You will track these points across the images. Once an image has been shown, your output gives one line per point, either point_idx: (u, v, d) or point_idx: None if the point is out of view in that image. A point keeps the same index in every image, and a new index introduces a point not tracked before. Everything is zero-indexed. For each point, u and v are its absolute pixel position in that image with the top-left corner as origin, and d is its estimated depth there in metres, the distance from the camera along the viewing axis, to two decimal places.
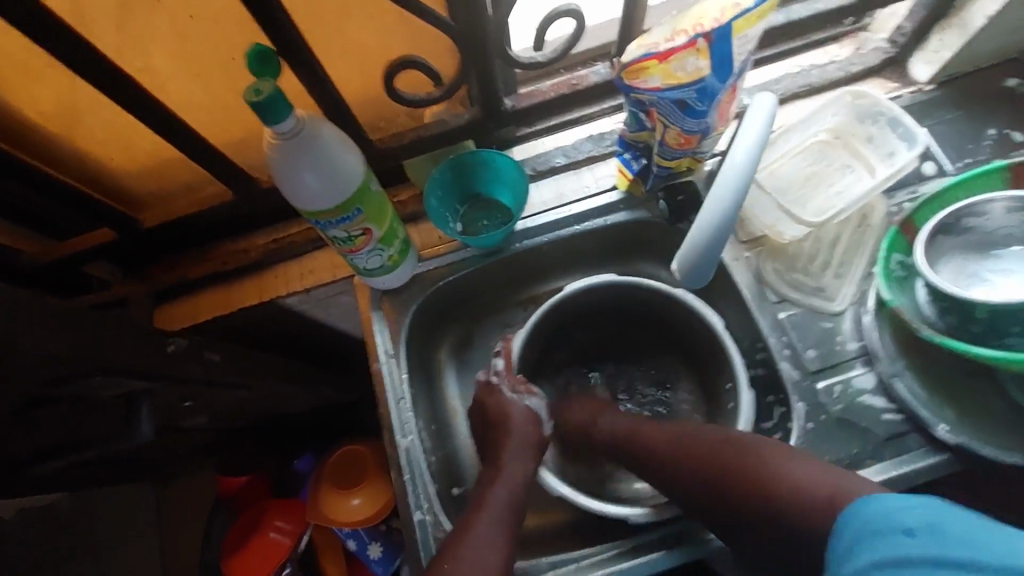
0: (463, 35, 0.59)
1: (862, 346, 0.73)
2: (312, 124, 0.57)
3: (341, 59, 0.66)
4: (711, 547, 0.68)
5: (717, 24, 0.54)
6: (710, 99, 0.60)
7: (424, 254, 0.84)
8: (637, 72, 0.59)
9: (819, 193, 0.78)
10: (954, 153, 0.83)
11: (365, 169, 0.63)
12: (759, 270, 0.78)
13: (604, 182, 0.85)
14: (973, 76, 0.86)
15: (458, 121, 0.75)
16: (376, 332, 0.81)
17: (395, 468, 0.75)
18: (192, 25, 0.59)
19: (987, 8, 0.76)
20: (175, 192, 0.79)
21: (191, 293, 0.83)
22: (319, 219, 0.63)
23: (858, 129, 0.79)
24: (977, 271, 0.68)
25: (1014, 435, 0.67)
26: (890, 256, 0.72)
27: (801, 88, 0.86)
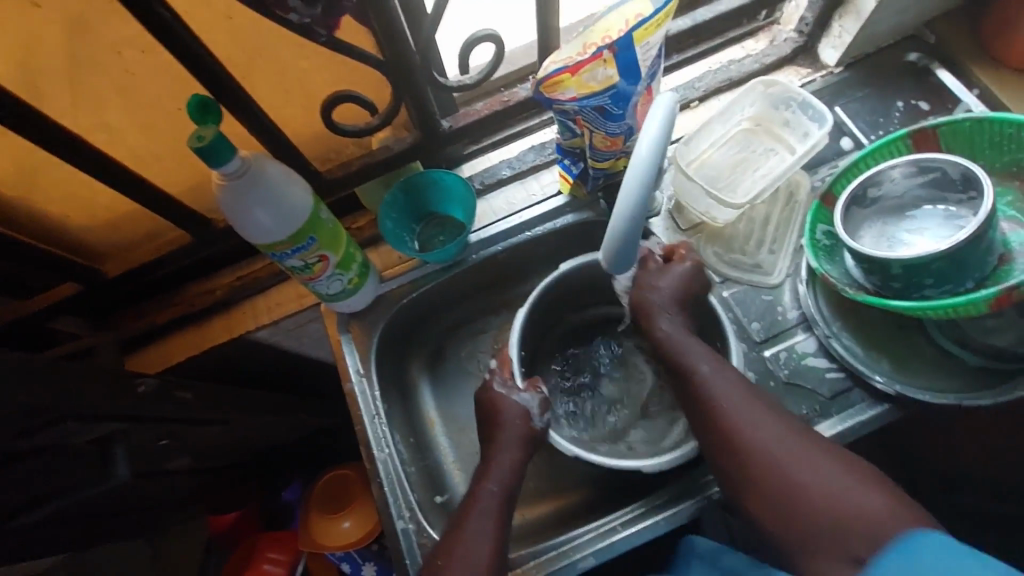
0: (390, 67, 0.64)
1: (801, 313, 0.78)
2: (255, 163, 0.60)
3: (285, 102, 0.71)
4: (679, 520, 0.71)
5: (620, 34, 0.59)
6: (624, 102, 0.65)
7: (386, 274, 0.87)
8: (553, 86, 0.63)
9: (748, 177, 0.83)
10: (868, 127, 0.89)
11: (313, 199, 0.67)
12: (700, 254, 0.83)
13: (548, 190, 0.90)
14: (877, 54, 0.93)
15: (401, 146, 0.79)
16: (346, 354, 0.84)
17: (376, 483, 0.78)
18: (135, 82, 0.63)
19: None
20: (137, 242, 0.81)
21: (163, 337, 0.86)
22: (274, 251, 0.66)
23: (775, 115, 0.85)
24: (894, 233, 0.73)
25: (949, 380, 0.71)
26: (815, 227, 0.77)
27: (722, 82, 0.93)
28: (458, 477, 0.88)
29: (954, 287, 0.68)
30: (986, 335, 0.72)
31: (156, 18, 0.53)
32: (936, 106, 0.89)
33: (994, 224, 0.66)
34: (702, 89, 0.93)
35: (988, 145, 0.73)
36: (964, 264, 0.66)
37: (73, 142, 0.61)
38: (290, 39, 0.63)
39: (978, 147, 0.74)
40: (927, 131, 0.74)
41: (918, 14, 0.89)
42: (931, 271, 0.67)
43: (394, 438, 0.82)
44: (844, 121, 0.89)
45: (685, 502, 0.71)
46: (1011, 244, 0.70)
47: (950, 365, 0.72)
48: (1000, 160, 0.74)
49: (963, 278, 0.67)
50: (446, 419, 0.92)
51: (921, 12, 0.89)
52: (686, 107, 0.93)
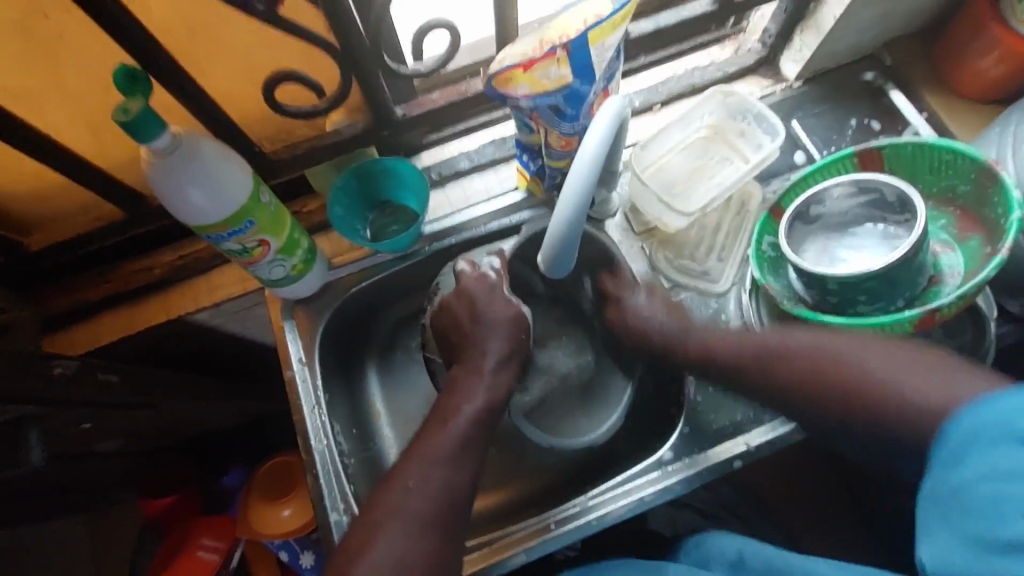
0: (337, 48, 0.61)
1: (743, 322, 0.80)
2: (188, 140, 0.58)
3: (228, 79, 0.67)
4: (612, 519, 0.72)
5: (576, 34, 0.59)
6: (578, 103, 0.65)
7: (335, 262, 0.86)
8: (506, 82, 0.62)
9: (702, 184, 0.84)
10: (821, 143, 0.91)
11: (254, 182, 0.64)
12: (651, 258, 0.84)
13: (506, 184, 0.90)
14: (836, 71, 0.95)
15: (353, 132, 0.77)
16: (288, 340, 0.82)
17: (312, 473, 0.77)
18: (62, 49, 0.59)
19: (834, 12, 0.82)
20: (67, 216, 0.77)
21: (96, 315, 0.82)
22: (210, 233, 0.64)
23: (732, 124, 0.86)
24: (835, 249, 0.75)
25: None
26: (762, 239, 0.78)
27: (685, 88, 0.93)
28: None
29: (885, 305, 0.70)
30: None
31: None
32: (888, 126, 0.91)
33: (925, 246, 0.68)
34: (664, 93, 0.93)
35: (927, 170, 0.75)
36: (895, 284, 0.69)
37: None
38: (233, 15, 0.60)
39: (918, 172, 0.75)
40: (873, 152, 0.75)
41: (877, 34, 0.90)
42: (864, 289, 0.69)
43: (334, 428, 0.80)
44: (799, 135, 0.91)
45: (618, 501, 0.72)
46: (942, 266, 0.73)
47: None
48: (937, 186, 0.75)
49: (894, 297, 0.70)
50: (391, 411, 0.91)
51: (879, 33, 0.91)
52: (648, 110, 0.93)
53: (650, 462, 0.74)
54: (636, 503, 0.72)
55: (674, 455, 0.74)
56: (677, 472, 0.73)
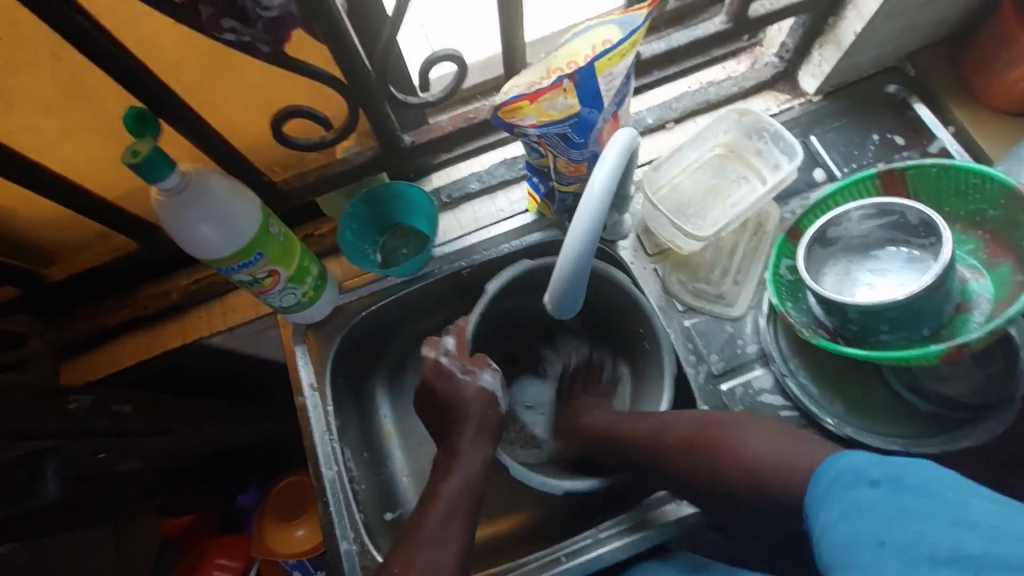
0: (344, 84, 0.61)
1: (760, 347, 0.78)
2: (197, 178, 0.58)
3: (238, 111, 0.68)
4: (624, 553, 0.70)
5: (584, 63, 0.58)
6: (587, 131, 0.64)
7: (346, 286, 0.86)
8: (512, 112, 0.61)
9: (717, 206, 0.82)
10: (842, 159, 0.88)
11: (262, 215, 0.65)
12: (664, 281, 0.82)
13: (517, 206, 0.89)
14: (856, 85, 0.92)
15: (363, 159, 0.77)
16: (300, 365, 0.82)
17: (323, 500, 0.77)
18: (76, 89, 0.60)
19: (854, 26, 0.79)
20: (85, 245, 0.79)
21: (114, 340, 0.84)
22: (220, 266, 0.64)
23: (747, 143, 0.84)
24: (856, 274, 0.73)
25: (899, 424, 0.71)
26: (779, 263, 0.76)
27: (699, 105, 0.91)
28: (412, 494, 0.87)
29: (909, 334, 0.68)
30: (938, 382, 0.71)
31: (85, 29, 0.50)
32: (912, 141, 0.88)
33: (952, 273, 0.65)
34: (678, 110, 0.91)
35: (953, 193, 0.72)
36: (920, 313, 0.66)
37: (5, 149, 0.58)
38: (240, 52, 0.61)
39: (943, 194, 0.72)
40: (896, 173, 0.73)
41: (901, 45, 0.87)
42: (887, 318, 0.66)
43: (345, 454, 0.81)
44: (818, 152, 0.88)
45: (630, 534, 0.71)
46: (971, 293, 0.69)
47: (902, 410, 0.72)
48: (963, 209, 0.72)
49: (919, 326, 0.67)
50: (403, 434, 0.91)
51: (902, 45, 0.87)
52: (661, 128, 0.91)
53: (663, 494, 0.72)
54: (649, 537, 0.70)
55: None
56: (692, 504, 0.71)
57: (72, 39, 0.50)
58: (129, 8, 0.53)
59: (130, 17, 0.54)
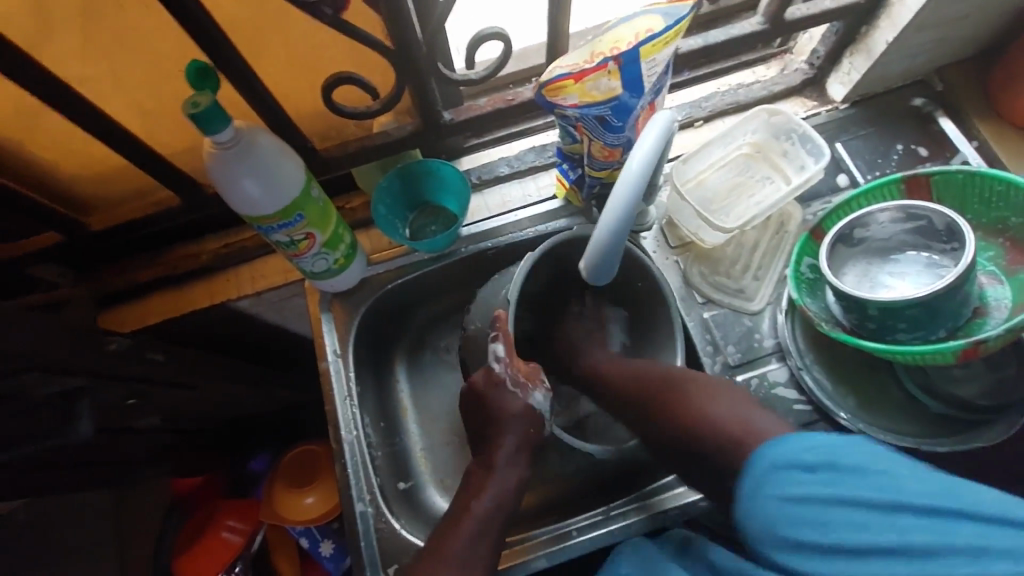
0: (396, 54, 0.63)
1: (777, 342, 0.79)
2: (249, 134, 0.60)
3: (287, 76, 0.70)
4: (631, 531, 0.72)
5: (628, 48, 0.60)
6: (625, 116, 0.66)
7: (374, 258, 0.88)
8: (556, 91, 0.64)
9: (742, 202, 0.84)
10: (866, 166, 0.90)
11: (305, 177, 0.67)
12: (686, 273, 0.84)
13: (544, 192, 0.91)
14: (883, 95, 0.94)
15: (401, 133, 0.79)
16: (325, 332, 0.84)
17: (340, 462, 0.79)
18: (139, 41, 0.62)
19: (886, 36, 0.81)
20: (127, 198, 0.81)
21: (145, 296, 0.86)
22: (261, 224, 0.67)
23: (774, 143, 0.85)
24: (876, 275, 0.74)
25: (913, 424, 0.73)
26: (800, 260, 0.77)
27: (729, 105, 0.93)
28: (424, 467, 0.89)
29: (926, 334, 0.69)
30: (952, 385, 0.73)
31: None
32: (936, 153, 0.90)
33: (972, 277, 0.67)
34: (707, 110, 0.93)
35: (977, 199, 0.73)
36: (939, 313, 0.67)
37: (66, 92, 0.59)
38: (296, 17, 0.63)
39: (968, 201, 0.73)
40: (921, 178, 0.74)
41: (930, 59, 0.89)
42: (905, 317, 0.68)
43: (364, 421, 0.82)
44: (843, 158, 0.90)
45: (642, 514, 0.73)
46: (988, 299, 0.71)
47: (914, 410, 0.73)
48: (986, 215, 0.73)
49: (935, 326, 0.69)
50: (418, 408, 0.92)
51: (931, 59, 0.89)
52: (690, 125, 0.93)
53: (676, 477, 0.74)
54: (660, 516, 0.72)
55: None
56: None
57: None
58: None
59: None
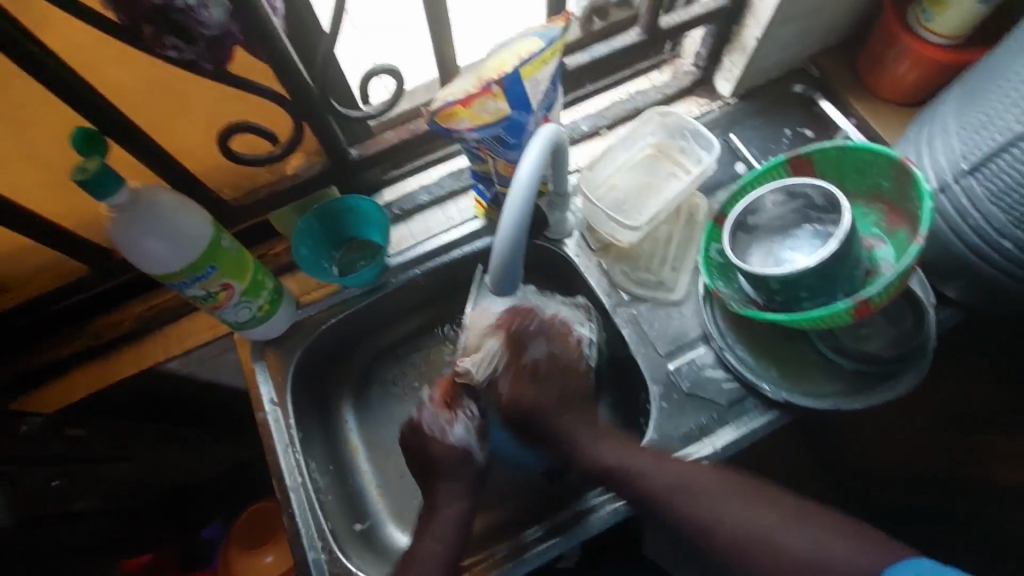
0: (287, 98, 0.64)
1: (700, 327, 0.83)
2: (145, 194, 0.60)
3: (184, 131, 0.70)
4: (586, 531, 0.73)
5: (509, 72, 0.63)
6: (519, 132, 0.69)
7: (302, 301, 0.87)
8: (448, 117, 0.66)
9: (650, 200, 0.89)
10: (760, 152, 0.96)
11: (214, 228, 0.67)
12: (610, 274, 0.87)
13: (465, 214, 0.93)
14: (767, 86, 1.01)
15: (312, 174, 0.80)
16: (260, 382, 0.83)
17: (288, 512, 0.77)
18: (20, 115, 0.61)
19: (754, 33, 0.88)
20: (30, 276, 0.77)
21: (65, 372, 0.83)
22: (173, 280, 0.66)
23: (672, 142, 0.91)
24: (779, 251, 0.79)
25: (830, 384, 0.78)
26: (709, 247, 0.82)
27: (628, 111, 0.99)
28: (382, 503, 0.88)
29: (827, 299, 0.74)
30: (861, 342, 0.79)
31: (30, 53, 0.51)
32: (820, 133, 0.97)
33: (855, 240, 0.73)
34: (609, 117, 0.98)
35: (854, 170, 0.79)
36: (834, 279, 0.73)
37: None
38: (183, 78, 0.63)
39: (845, 173, 0.80)
40: (803, 158, 0.80)
41: (801, 49, 0.97)
42: (805, 286, 0.73)
43: (310, 466, 0.81)
44: (739, 147, 0.97)
45: (600, 509, 0.74)
46: (878, 259, 0.77)
47: (831, 371, 0.79)
48: (865, 184, 0.80)
49: (834, 291, 0.74)
50: (368, 445, 0.91)
51: (802, 49, 0.97)
52: (596, 134, 0.98)
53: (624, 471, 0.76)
54: (612, 514, 0.74)
55: None
56: None
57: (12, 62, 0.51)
58: (73, 35, 0.56)
59: (75, 45, 0.56)
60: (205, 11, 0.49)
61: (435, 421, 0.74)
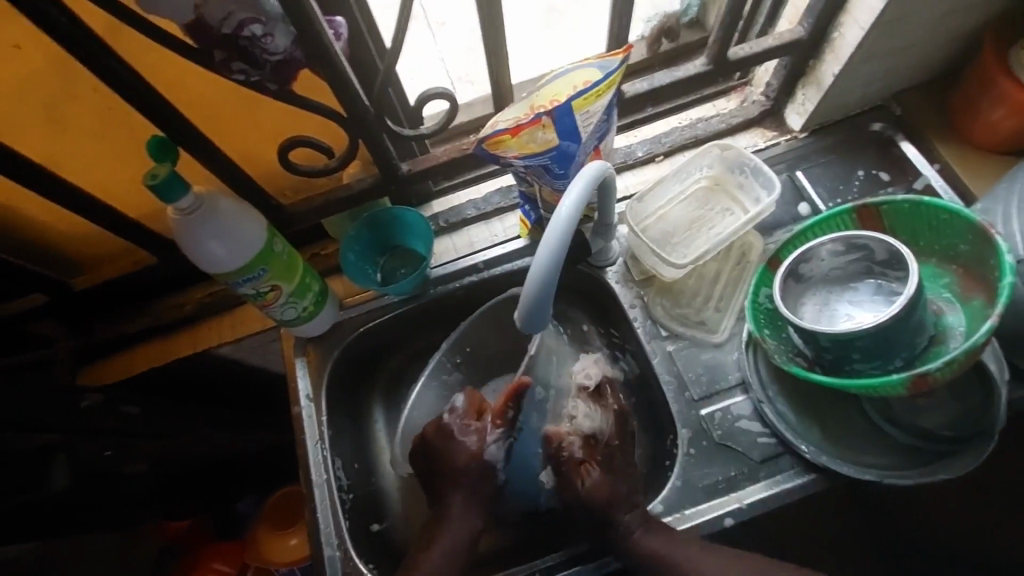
0: (346, 117, 0.66)
1: (741, 375, 0.80)
2: (207, 199, 0.64)
3: (248, 140, 0.74)
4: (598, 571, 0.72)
5: (560, 104, 0.63)
6: (567, 162, 0.68)
7: (347, 303, 0.90)
8: (495, 145, 0.66)
9: (701, 235, 0.85)
10: (827, 193, 0.91)
11: (268, 233, 0.70)
12: (650, 307, 0.85)
13: (510, 232, 0.94)
14: (843, 123, 0.94)
15: (363, 185, 0.82)
16: (299, 376, 0.87)
17: (311, 505, 0.81)
18: (105, 120, 0.67)
19: (832, 68, 0.83)
20: (103, 259, 0.85)
21: (130, 346, 0.90)
22: (226, 279, 0.70)
23: (730, 177, 0.88)
24: (835, 306, 0.74)
25: (877, 454, 0.73)
26: (759, 291, 0.77)
27: (688, 140, 0.96)
28: (400, 505, 0.90)
29: (883, 365, 0.69)
30: (915, 414, 0.73)
31: (113, 70, 0.56)
32: (898, 177, 0.90)
33: (921, 304, 0.67)
34: (667, 145, 0.96)
35: (926, 227, 0.74)
36: (893, 343, 0.67)
37: (41, 172, 0.65)
38: (249, 92, 0.67)
39: (917, 229, 0.74)
40: (872, 208, 0.75)
41: (886, 85, 0.90)
42: (859, 348, 0.67)
43: (336, 463, 0.84)
44: (804, 186, 0.91)
45: (607, 553, 0.73)
46: (944, 327, 0.71)
47: (879, 440, 0.74)
48: (939, 243, 0.74)
49: (891, 356, 0.68)
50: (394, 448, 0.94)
51: (886, 85, 0.90)
52: (651, 160, 0.96)
53: None
54: (622, 556, 0.72)
55: (665, 508, 0.74)
56: (667, 527, 0.73)
57: (98, 75, 0.56)
58: (152, 53, 0.60)
59: (150, 60, 0.61)
60: (270, 40, 0.53)
61: (462, 425, 0.76)
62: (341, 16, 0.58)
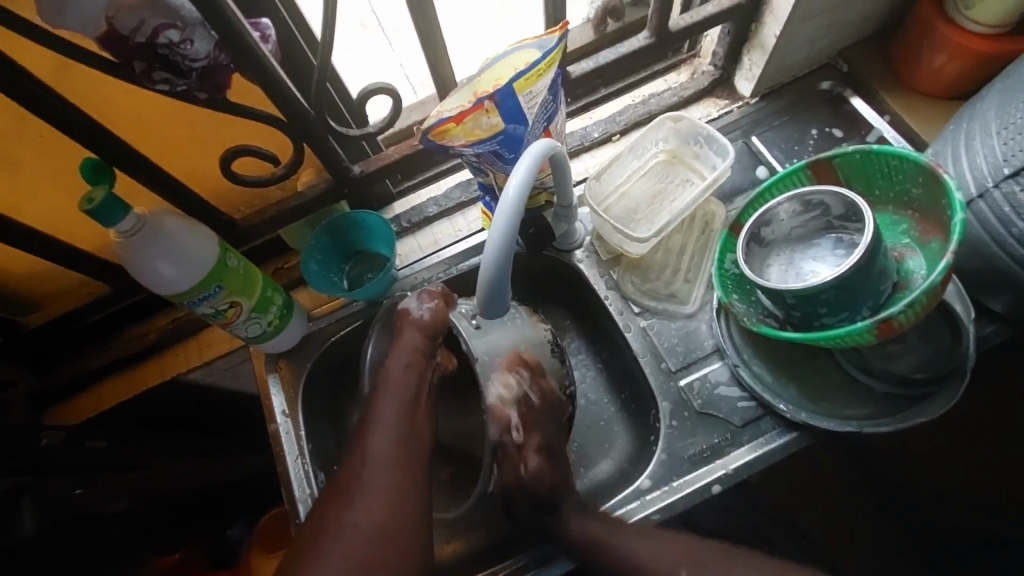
0: (283, 120, 0.65)
1: (715, 342, 0.80)
2: (151, 219, 0.63)
3: (192, 157, 0.72)
4: None
5: (501, 85, 0.62)
6: (516, 145, 0.68)
7: (316, 313, 0.89)
8: (441, 135, 0.65)
9: (663, 208, 0.85)
10: (783, 155, 0.91)
11: (219, 248, 0.68)
12: (620, 286, 0.84)
13: (474, 225, 0.93)
14: (793, 84, 0.95)
15: (317, 192, 0.80)
16: (272, 394, 0.85)
17: (296, 521, 0.79)
18: (39, 148, 0.65)
19: (773, 30, 0.83)
20: (56, 294, 0.83)
21: (97, 382, 0.88)
22: (182, 300, 0.68)
23: (686, 147, 0.88)
24: (799, 263, 0.74)
25: (854, 405, 0.73)
26: (724, 259, 0.77)
27: (642, 116, 0.95)
28: None
29: (850, 315, 0.69)
30: (887, 361, 0.74)
31: (34, 95, 0.54)
32: (851, 132, 0.91)
33: (881, 251, 0.67)
34: (622, 123, 0.95)
35: (880, 175, 0.75)
36: (858, 293, 0.67)
37: None
38: (186, 105, 0.65)
39: (871, 178, 0.75)
40: (824, 162, 0.75)
41: (830, 41, 0.90)
42: (823, 302, 0.68)
43: (318, 476, 0.83)
44: (760, 150, 0.92)
45: None
46: (908, 272, 0.72)
47: (856, 391, 0.74)
48: (892, 190, 0.75)
49: (858, 306, 0.68)
50: None
51: (830, 42, 0.91)
52: (608, 140, 0.96)
53: (629, 492, 0.74)
54: None
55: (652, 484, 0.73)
56: (655, 502, 0.72)
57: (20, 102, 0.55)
58: (75, 72, 0.59)
59: (77, 81, 0.59)
60: (190, 45, 0.52)
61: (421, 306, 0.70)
62: (265, 17, 0.57)
